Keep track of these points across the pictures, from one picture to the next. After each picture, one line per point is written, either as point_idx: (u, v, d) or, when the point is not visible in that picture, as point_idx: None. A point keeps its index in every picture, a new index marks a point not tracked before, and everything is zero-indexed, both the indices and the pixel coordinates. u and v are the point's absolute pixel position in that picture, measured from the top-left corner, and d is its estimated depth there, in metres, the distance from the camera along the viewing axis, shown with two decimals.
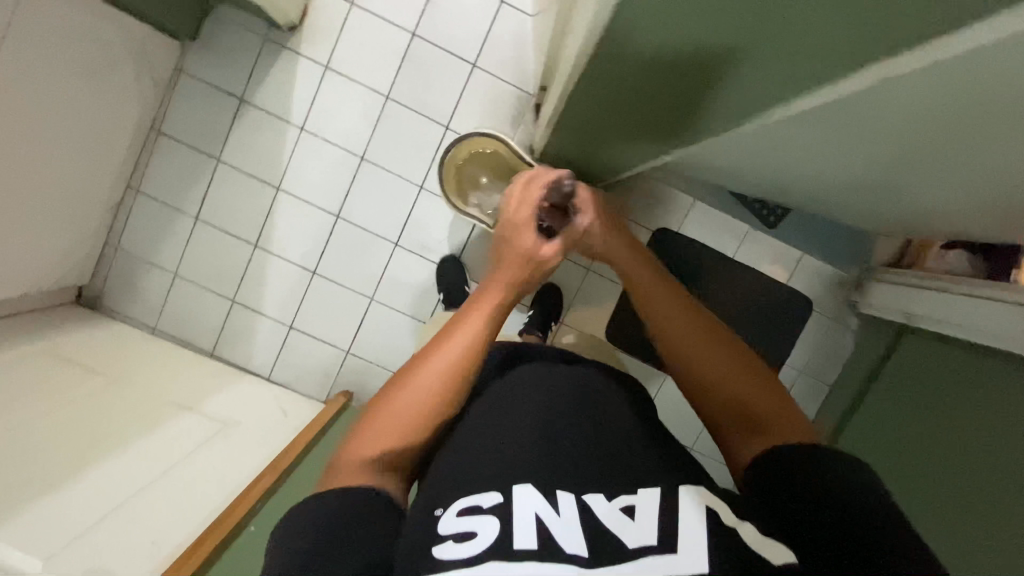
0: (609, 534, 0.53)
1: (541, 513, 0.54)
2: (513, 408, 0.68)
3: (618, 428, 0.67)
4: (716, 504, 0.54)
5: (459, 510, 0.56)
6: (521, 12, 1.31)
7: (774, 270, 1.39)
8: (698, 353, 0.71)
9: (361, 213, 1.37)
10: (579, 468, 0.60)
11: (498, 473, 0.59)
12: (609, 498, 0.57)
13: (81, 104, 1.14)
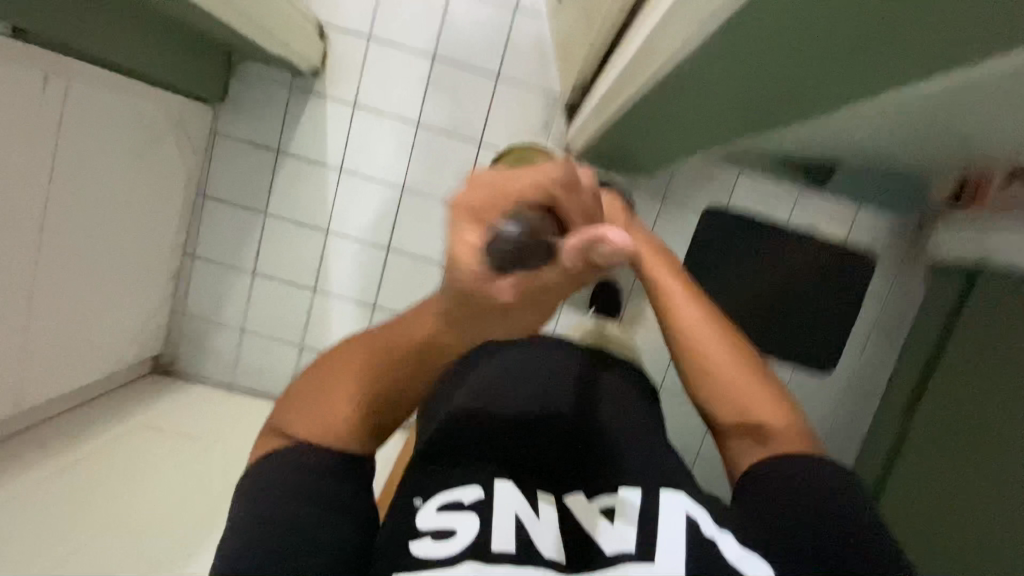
0: (590, 539, 0.57)
1: (519, 513, 0.58)
2: (500, 399, 0.70)
3: (604, 409, 0.70)
4: (696, 512, 0.57)
5: (436, 505, 0.58)
6: (537, 16, 1.30)
7: (831, 229, 1.36)
8: (716, 364, 0.68)
9: (410, 241, 1.39)
10: (561, 469, 0.64)
11: (483, 462, 0.62)
12: (591, 498, 0.61)
13: (131, 185, 1.17)
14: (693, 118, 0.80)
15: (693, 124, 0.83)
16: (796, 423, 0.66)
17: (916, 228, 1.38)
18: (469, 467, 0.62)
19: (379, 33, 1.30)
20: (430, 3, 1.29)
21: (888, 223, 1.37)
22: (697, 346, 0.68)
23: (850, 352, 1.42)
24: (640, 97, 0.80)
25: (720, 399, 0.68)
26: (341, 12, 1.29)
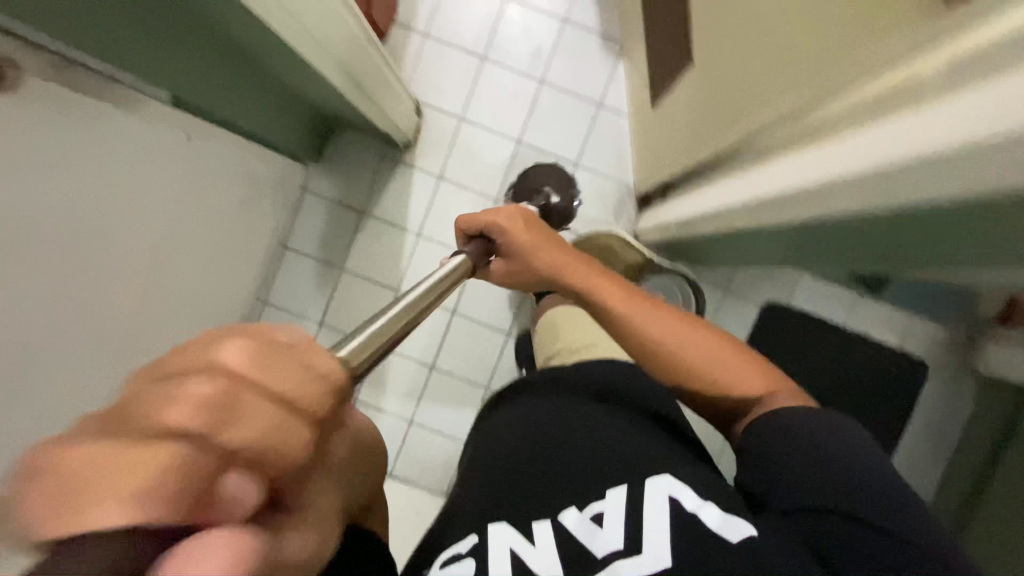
0: (581, 545, 0.66)
1: (514, 547, 0.67)
2: (504, 445, 0.80)
3: (570, 416, 0.80)
4: (679, 492, 0.67)
5: (443, 562, 0.68)
6: (618, 114, 1.41)
7: (884, 336, 1.42)
8: (678, 346, 0.81)
9: (475, 308, 1.46)
10: (564, 474, 0.74)
11: (486, 513, 0.72)
12: (581, 508, 0.69)
13: (231, 233, 1.21)
14: (779, 247, 0.86)
15: (778, 249, 0.89)
16: (755, 365, 0.80)
17: (967, 342, 1.42)
18: (476, 517, 0.72)
19: (471, 116, 1.40)
20: (522, 92, 1.40)
21: (939, 335, 1.42)
22: (656, 335, 0.82)
23: (898, 460, 1.43)
24: (735, 229, 0.85)
25: (694, 382, 0.80)
26: (440, 94, 1.40)
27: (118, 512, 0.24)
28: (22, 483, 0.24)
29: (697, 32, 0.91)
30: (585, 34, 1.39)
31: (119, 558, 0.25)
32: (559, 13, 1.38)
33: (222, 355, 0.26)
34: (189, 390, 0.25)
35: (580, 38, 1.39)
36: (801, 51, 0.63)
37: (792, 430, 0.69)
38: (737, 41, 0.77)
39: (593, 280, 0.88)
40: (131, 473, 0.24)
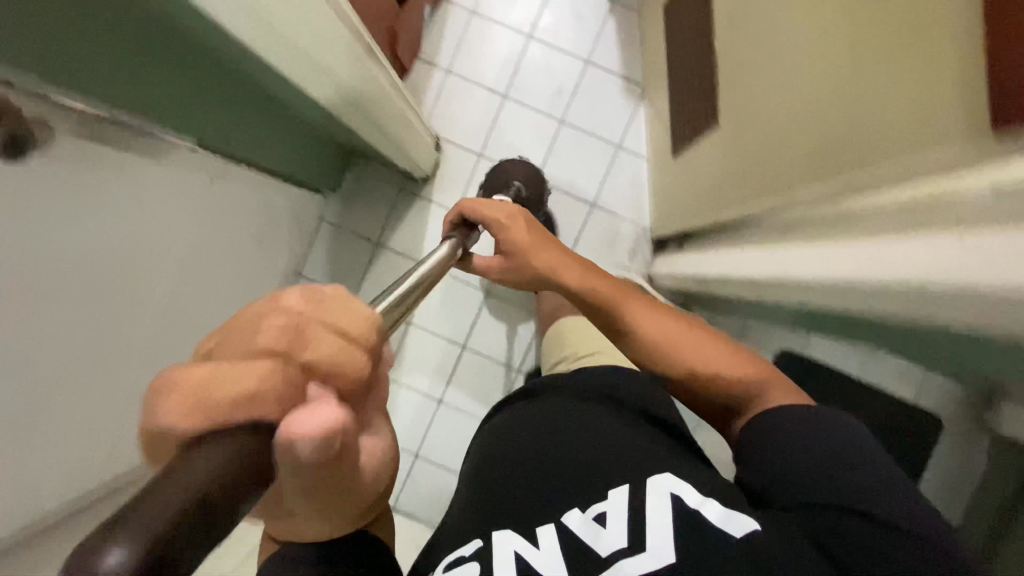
0: (584, 544, 0.63)
1: (518, 551, 0.64)
2: (507, 450, 0.79)
3: (569, 419, 0.80)
4: (680, 489, 0.64)
5: (446, 566, 0.66)
6: (637, 156, 1.41)
7: (900, 392, 1.39)
8: (681, 345, 0.80)
9: (486, 343, 1.45)
10: (567, 475, 0.71)
11: (489, 520, 0.70)
12: (583, 508, 0.67)
13: (246, 264, 1.21)
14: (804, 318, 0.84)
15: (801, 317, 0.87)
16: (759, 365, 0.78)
17: None
18: (480, 522, 0.70)
19: (489, 152, 1.40)
20: (543, 130, 1.40)
21: None
22: (653, 334, 0.81)
23: None
24: (758, 297, 0.84)
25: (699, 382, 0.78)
26: (460, 130, 1.40)
27: (225, 414, 0.30)
28: (163, 396, 0.31)
29: (726, 96, 0.91)
30: (606, 75, 1.39)
31: (236, 443, 0.30)
32: (584, 54, 1.39)
33: (290, 302, 0.35)
34: (273, 326, 0.33)
35: (603, 80, 1.39)
36: (835, 135, 0.62)
37: (789, 423, 0.65)
38: (768, 114, 0.77)
39: (591, 279, 0.85)
40: (239, 382, 0.31)
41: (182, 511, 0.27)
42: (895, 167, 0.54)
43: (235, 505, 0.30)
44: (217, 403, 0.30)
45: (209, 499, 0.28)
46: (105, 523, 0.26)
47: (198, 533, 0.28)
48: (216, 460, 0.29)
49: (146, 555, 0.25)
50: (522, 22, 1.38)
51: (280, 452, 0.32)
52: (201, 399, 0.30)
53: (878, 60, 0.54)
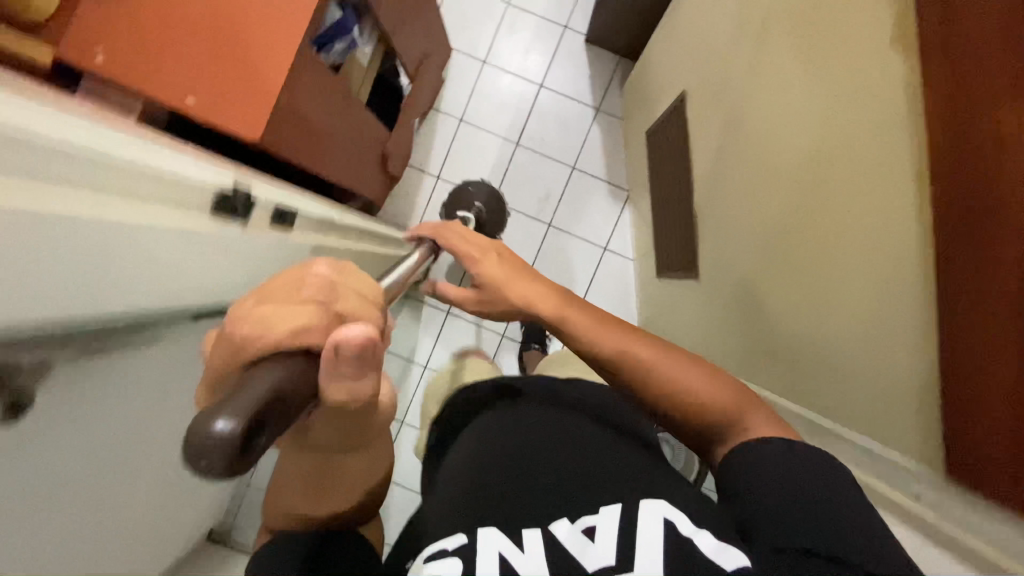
0: (572, 559, 0.54)
1: (503, 551, 0.55)
2: (485, 456, 0.67)
3: (551, 429, 0.69)
4: (674, 515, 0.55)
5: (426, 557, 0.56)
6: (623, 258, 1.44)
7: None
8: (663, 373, 0.68)
9: None
10: (556, 488, 0.61)
11: (463, 516, 0.60)
12: (573, 520, 0.58)
13: None
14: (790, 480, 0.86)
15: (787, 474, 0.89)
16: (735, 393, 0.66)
17: None
18: (453, 519, 0.60)
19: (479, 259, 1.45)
20: (529, 234, 1.42)
21: None
22: (636, 364, 0.69)
23: None
24: None
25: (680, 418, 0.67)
26: None
27: (281, 340, 0.30)
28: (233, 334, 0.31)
29: (707, 250, 0.99)
30: (592, 181, 1.43)
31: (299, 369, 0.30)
32: (570, 160, 1.42)
33: (319, 269, 0.34)
34: (310, 286, 0.32)
35: (587, 185, 1.43)
36: (817, 379, 0.73)
37: (770, 460, 0.55)
38: (755, 282, 0.85)
39: (561, 303, 0.77)
40: (291, 317, 0.31)
41: (269, 402, 0.27)
42: (866, 388, 0.65)
43: (298, 410, 0.30)
44: (275, 334, 0.30)
45: (284, 398, 0.28)
46: (198, 418, 0.26)
47: (273, 431, 0.28)
48: (285, 367, 0.30)
49: (245, 429, 0.26)
50: (510, 129, 1.41)
51: (328, 372, 0.31)
52: (267, 338, 0.30)
53: (864, 312, 0.64)
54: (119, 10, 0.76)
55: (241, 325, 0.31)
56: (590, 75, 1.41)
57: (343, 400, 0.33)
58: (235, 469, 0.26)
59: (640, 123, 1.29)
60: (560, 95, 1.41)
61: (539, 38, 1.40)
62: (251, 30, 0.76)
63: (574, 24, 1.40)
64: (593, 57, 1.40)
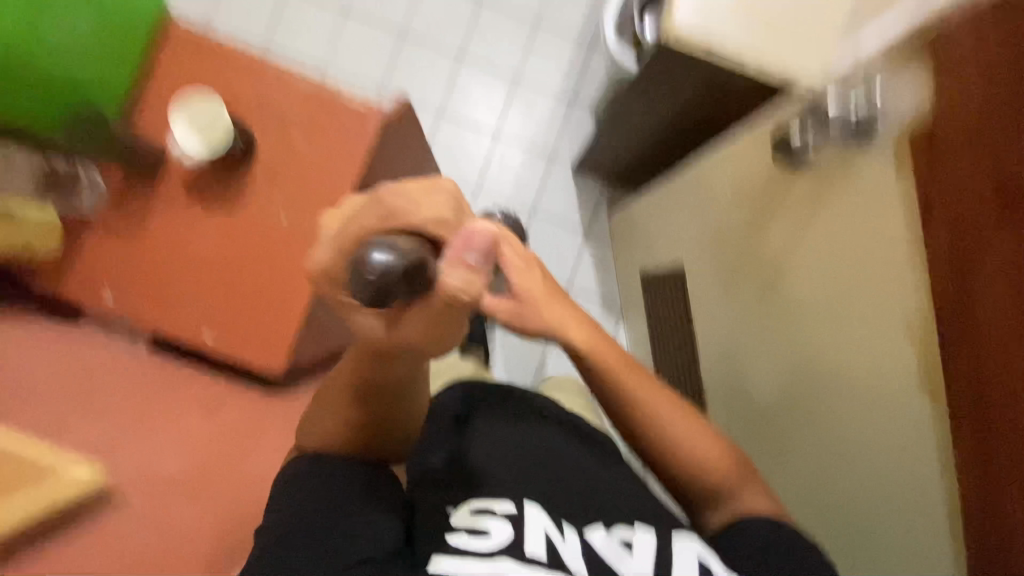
0: (606, 566, 0.53)
1: (548, 531, 0.55)
2: (509, 458, 0.64)
3: (582, 449, 0.69)
4: (708, 557, 0.54)
5: (473, 509, 0.56)
6: None
7: None
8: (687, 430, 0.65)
9: None
10: (580, 501, 0.60)
11: (504, 489, 0.59)
12: (607, 528, 0.57)
13: None
14: None
15: None
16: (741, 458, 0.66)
17: None
18: (496, 489, 0.59)
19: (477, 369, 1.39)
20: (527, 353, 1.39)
21: None
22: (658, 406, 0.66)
23: None
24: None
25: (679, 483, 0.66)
26: None
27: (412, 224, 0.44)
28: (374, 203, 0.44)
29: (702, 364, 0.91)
30: (586, 302, 1.44)
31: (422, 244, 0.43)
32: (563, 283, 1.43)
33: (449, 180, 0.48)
34: (442, 201, 0.46)
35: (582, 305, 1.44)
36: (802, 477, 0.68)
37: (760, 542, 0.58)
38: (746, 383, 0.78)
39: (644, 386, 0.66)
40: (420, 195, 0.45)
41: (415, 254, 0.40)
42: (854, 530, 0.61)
43: (420, 280, 0.42)
44: (421, 216, 0.44)
45: (421, 263, 0.41)
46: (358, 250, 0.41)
47: (413, 285, 0.41)
48: (419, 243, 0.43)
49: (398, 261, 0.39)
50: None
51: (453, 256, 0.44)
52: (403, 219, 0.44)
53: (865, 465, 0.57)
54: (127, 246, 0.74)
55: (388, 205, 0.44)
56: (577, 202, 1.44)
57: (460, 289, 0.43)
58: (378, 295, 0.40)
59: (628, 256, 1.32)
60: (548, 220, 1.44)
61: (526, 168, 1.43)
62: (266, 263, 0.75)
63: (559, 152, 1.44)
64: (579, 184, 1.45)
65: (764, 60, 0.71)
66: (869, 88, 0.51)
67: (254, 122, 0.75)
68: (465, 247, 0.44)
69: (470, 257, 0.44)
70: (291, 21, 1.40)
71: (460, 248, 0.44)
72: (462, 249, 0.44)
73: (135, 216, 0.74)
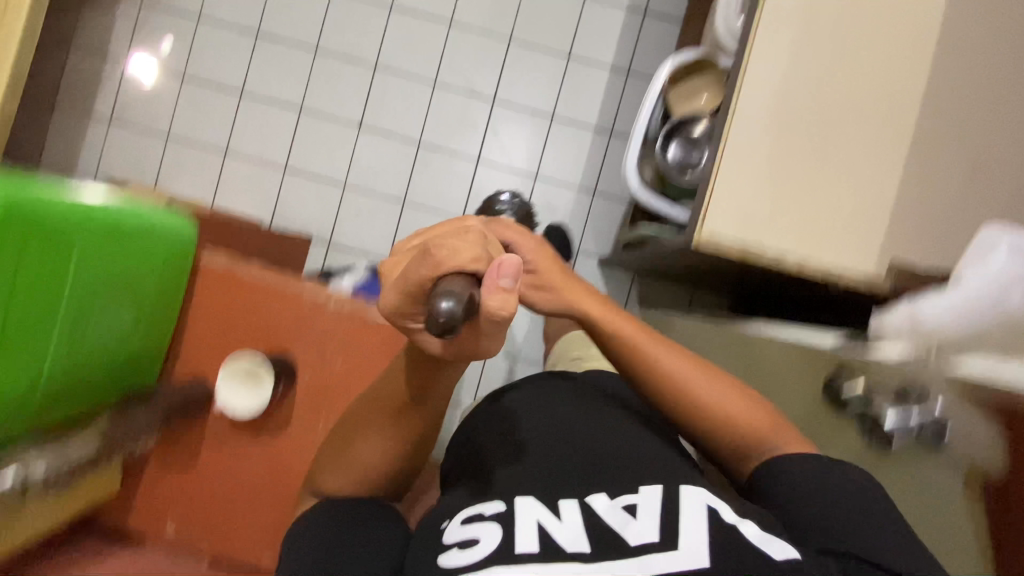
0: (613, 535, 0.56)
1: (541, 520, 0.57)
2: (533, 429, 0.70)
3: (598, 416, 0.70)
4: (716, 504, 0.57)
5: (463, 519, 0.61)
6: None
7: None
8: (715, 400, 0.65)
9: None
10: (587, 476, 0.63)
11: (511, 485, 0.63)
12: (611, 498, 0.59)
13: None
14: None
15: None
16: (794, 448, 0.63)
17: None
18: (506, 486, 0.63)
19: None
20: None
21: None
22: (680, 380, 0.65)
23: None
24: None
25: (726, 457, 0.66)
26: None
27: (448, 266, 0.42)
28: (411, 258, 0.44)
29: None
30: None
31: (462, 283, 0.42)
32: None
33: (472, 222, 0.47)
34: (473, 239, 0.44)
35: None
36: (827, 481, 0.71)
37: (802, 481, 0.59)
38: None
39: (680, 368, 0.66)
40: (451, 238, 0.44)
41: (462, 297, 0.40)
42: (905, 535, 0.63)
43: (467, 313, 0.41)
44: (461, 259, 0.42)
45: (467, 297, 0.41)
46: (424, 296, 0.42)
47: (464, 318, 0.41)
48: (460, 278, 0.42)
49: (457, 303, 0.40)
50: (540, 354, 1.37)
51: (491, 283, 0.42)
52: (442, 261, 0.42)
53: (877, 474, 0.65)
54: (182, 476, 0.77)
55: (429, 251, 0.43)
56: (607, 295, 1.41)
57: (499, 311, 0.42)
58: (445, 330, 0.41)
59: None
60: None
61: None
62: None
63: (584, 247, 1.41)
64: (607, 276, 1.41)
65: (806, 260, 0.68)
66: (924, 397, 0.61)
67: (294, 348, 0.76)
68: (504, 276, 0.42)
69: (505, 285, 0.42)
70: (310, 142, 1.41)
71: (497, 277, 0.42)
72: (495, 281, 0.42)
73: (187, 448, 0.77)
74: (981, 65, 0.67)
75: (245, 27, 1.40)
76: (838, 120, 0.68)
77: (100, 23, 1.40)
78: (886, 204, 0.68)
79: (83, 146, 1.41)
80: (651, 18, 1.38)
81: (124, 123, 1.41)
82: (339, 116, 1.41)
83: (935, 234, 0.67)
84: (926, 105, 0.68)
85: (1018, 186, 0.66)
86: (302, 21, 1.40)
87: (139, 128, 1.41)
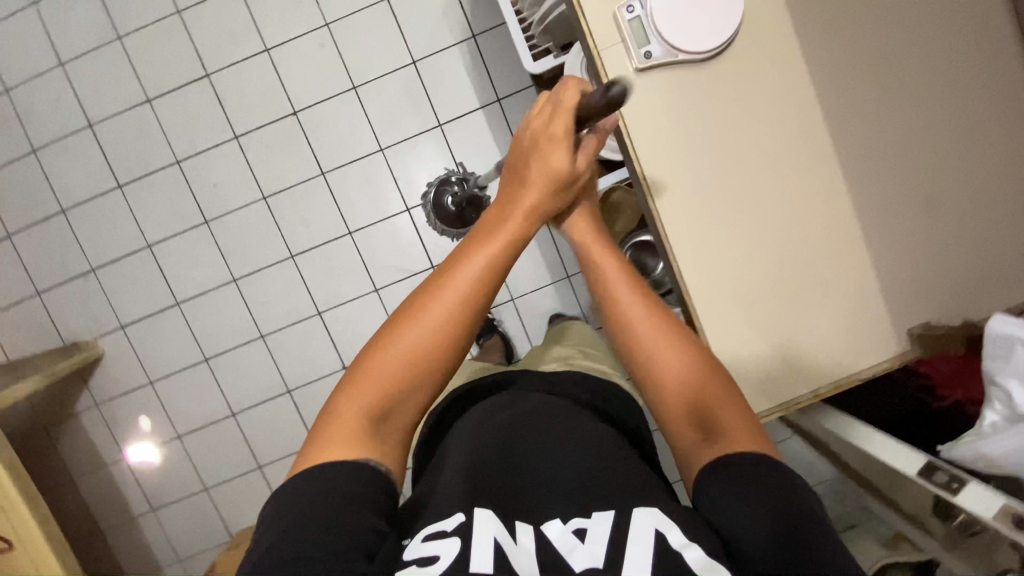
0: (559, 556, 0.49)
1: (499, 535, 0.49)
2: (483, 436, 0.64)
3: (578, 429, 0.64)
4: (666, 524, 0.49)
5: (424, 535, 0.50)
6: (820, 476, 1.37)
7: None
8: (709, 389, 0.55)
9: None
10: (563, 492, 0.55)
11: (462, 493, 0.54)
12: (563, 520, 0.52)
13: None
14: None
15: None
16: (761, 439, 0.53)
17: None
18: (454, 496, 0.54)
19: None
20: None
21: None
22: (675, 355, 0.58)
23: None
24: None
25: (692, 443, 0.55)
26: None
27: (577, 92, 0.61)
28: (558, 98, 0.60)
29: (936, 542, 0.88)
30: None
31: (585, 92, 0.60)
32: None
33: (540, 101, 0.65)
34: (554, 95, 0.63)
35: None
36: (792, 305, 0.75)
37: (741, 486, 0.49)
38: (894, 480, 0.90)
39: (663, 349, 0.58)
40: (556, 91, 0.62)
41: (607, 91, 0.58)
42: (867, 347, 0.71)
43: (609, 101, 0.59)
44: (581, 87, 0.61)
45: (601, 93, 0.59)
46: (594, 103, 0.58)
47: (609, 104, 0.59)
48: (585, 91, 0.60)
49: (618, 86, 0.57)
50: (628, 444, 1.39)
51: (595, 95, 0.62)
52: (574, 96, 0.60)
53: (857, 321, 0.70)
54: None
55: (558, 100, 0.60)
56: None
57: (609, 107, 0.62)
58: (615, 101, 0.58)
59: None
60: None
61: None
62: None
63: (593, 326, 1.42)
64: None
65: (839, 380, 0.71)
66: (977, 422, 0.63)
67: None
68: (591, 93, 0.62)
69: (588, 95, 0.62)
70: (314, 408, 1.43)
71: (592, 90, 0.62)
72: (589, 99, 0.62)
73: None
74: (867, 119, 0.66)
75: (193, 361, 1.41)
76: (790, 250, 0.69)
77: (81, 446, 1.42)
78: (871, 289, 0.69)
79: (150, 544, 1.46)
80: (507, 100, 1.32)
81: (165, 504, 1.45)
82: (322, 370, 1.42)
83: (925, 272, 0.68)
84: (854, 171, 0.67)
85: (972, 193, 0.67)
86: (235, 320, 1.40)
87: (180, 498, 1.45)
